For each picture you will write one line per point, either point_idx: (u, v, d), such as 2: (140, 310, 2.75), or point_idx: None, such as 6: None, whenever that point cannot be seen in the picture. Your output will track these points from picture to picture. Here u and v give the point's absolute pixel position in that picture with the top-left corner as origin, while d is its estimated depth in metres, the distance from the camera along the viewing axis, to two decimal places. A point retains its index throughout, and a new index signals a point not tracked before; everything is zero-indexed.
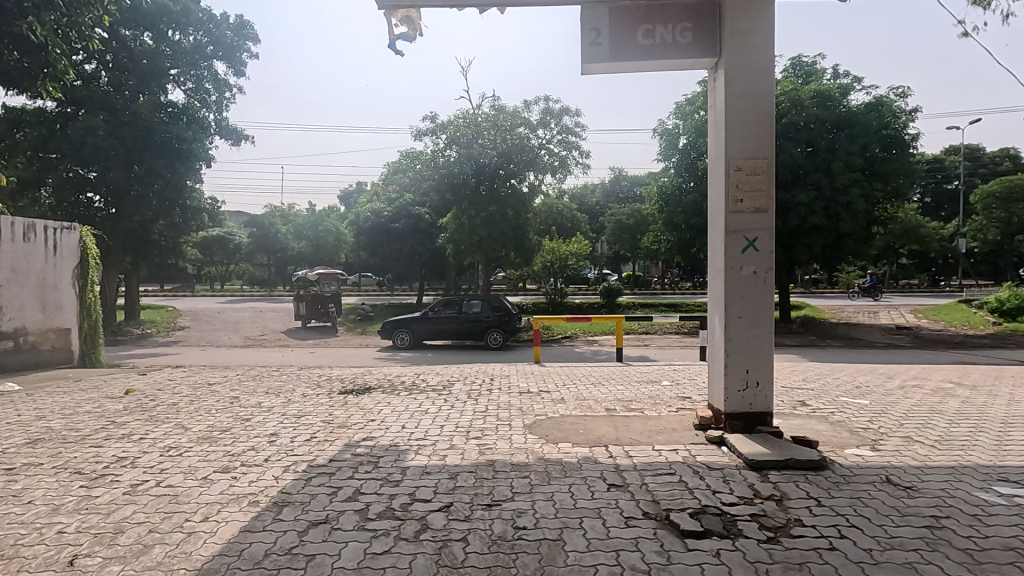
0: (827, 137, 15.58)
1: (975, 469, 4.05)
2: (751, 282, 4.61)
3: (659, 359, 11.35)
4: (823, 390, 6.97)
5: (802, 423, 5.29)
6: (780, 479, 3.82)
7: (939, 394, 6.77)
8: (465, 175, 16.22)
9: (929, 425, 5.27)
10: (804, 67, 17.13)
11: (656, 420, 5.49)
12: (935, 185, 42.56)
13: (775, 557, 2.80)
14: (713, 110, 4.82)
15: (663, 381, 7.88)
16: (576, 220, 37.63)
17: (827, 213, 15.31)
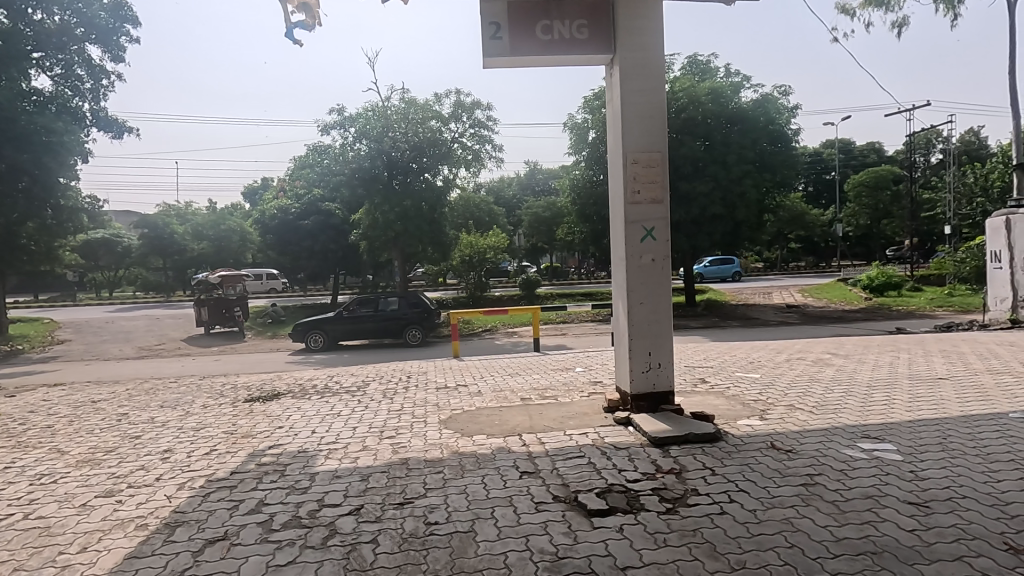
0: (722, 132, 16.69)
1: (845, 429, 4.54)
2: (650, 269, 4.86)
3: (575, 347, 11.72)
4: (721, 367, 7.53)
5: (701, 399, 5.68)
6: (680, 453, 4.08)
7: (818, 364, 7.53)
8: (376, 170, 15.85)
9: (808, 393, 5.85)
10: (700, 65, 18.22)
11: (569, 406, 5.66)
12: (817, 175, 46.88)
13: (672, 526, 2.98)
14: (610, 107, 5.02)
15: (577, 368, 8.14)
16: (493, 213, 37.75)
17: (724, 202, 16.43)
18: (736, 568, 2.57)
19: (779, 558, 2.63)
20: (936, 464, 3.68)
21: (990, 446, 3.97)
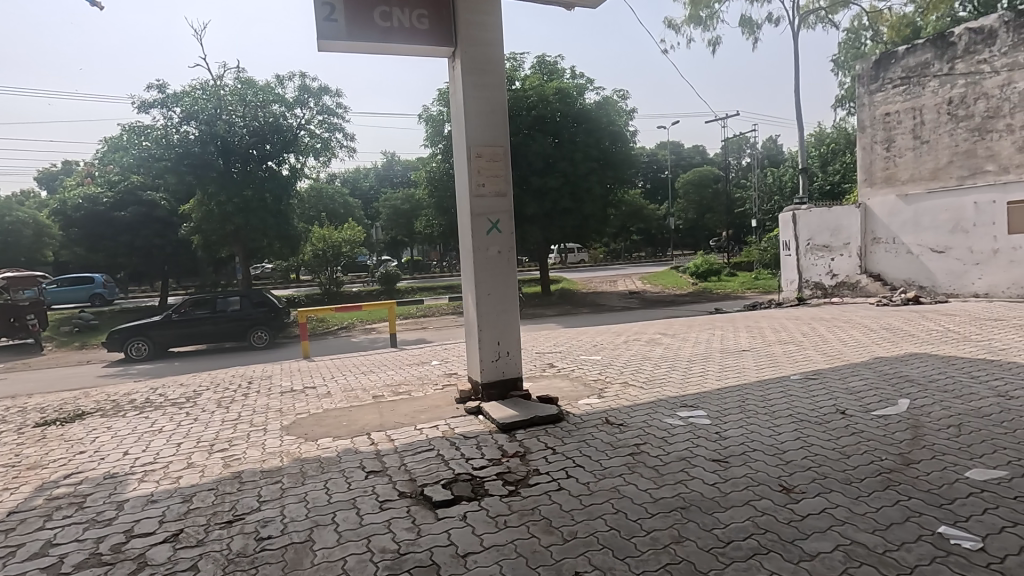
0: (570, 130, 17.67)
1: (668, 400, 5.10)
2: (497, 261, 4.98)
3: (433, 341, 11.66)
4: (568, 351, 8.02)
5: (548, 383, 6.00)
6: (525, 436, 4.26)
7: (650, 344, 8.36)
8: (210, 156, 14.10)
9: (640, 370, 6.46)
10: (548, 66, 19.12)
11: (422, 400, 5.62)
12: (654, 174, 51.95)
13: (513, 507, 3.11)
14: (453, 100, 5.02)
15: (433, 361, 8.12)
16: (348, 205, 36.10)
17: (573, 197, 17.43)
18: (568, 539, 2.74)
19: (606, 524, 2.86)
20: (735, 424, 4.30)
21: (775, 405, 4.74)
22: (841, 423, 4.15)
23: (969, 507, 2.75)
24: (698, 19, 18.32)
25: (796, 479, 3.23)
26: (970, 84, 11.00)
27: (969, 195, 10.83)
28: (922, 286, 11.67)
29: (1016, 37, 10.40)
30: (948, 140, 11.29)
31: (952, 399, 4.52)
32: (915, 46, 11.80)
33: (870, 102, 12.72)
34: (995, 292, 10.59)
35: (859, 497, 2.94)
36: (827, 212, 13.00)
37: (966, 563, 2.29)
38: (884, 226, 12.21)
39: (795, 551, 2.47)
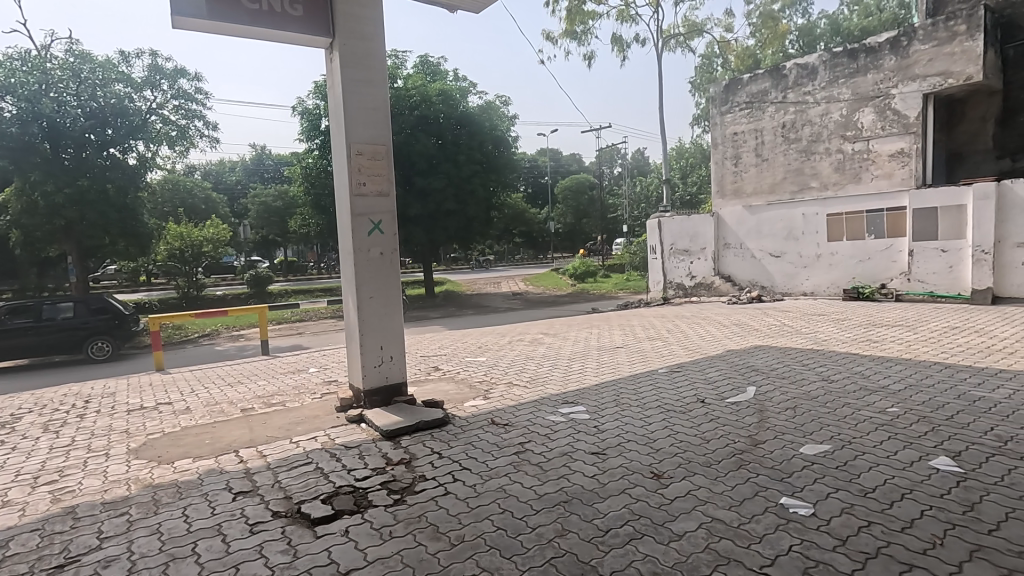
0: (453, 132, 17.67)
1: (551, 398, 5.28)
2: (379, 262, 4.81)
3: (309, 346, 11.00)
4: (453, 354, 8.00)
5: (433, 387, 5.92)
6: (411, 442, 4.17)
7: (533, 343, 8.61)
8: (34, 141, 12.07)
9: (524, 370, 6.61)
10: (430, 66, 18.97)
11: (297, 411, 5.26)
12: (534, 179, 53.85)
13: (398, 517, 3.02)
14: (331, 93, 4.77)
15: (310, 369, 7.65)
16: (210, 200, 32.84)
17: (457, 199, 17.42)
18: (455, 543, 2.72)
19: (493, 524, 2.88)
20: (610, 418, 4.58)
21: (646, 397, 5.12)
22: (700, 411, 4.59)
23: (803, 479, 3.17)
24: (574, 33, 19.30)
25: (665, 466, 3.50)
26: (799, 112, 12.78)
27: (798, 207, 12.40)
28: (764, 286, 13.20)
29: (831, 74, 12.21)
30: (783, 159, 13.04)
31: (789, 385, 5.20)
32: (756, 74, 13.46)
33: (721, 122, 14.31)
34: (819, 290, 12.22)
35: (717, 478, 3.27)
36: (687, 220, 14.32)
37: (802, 528, 2.63)
38: (733, 233, 13.67)
39: (665, 533, 2.68)
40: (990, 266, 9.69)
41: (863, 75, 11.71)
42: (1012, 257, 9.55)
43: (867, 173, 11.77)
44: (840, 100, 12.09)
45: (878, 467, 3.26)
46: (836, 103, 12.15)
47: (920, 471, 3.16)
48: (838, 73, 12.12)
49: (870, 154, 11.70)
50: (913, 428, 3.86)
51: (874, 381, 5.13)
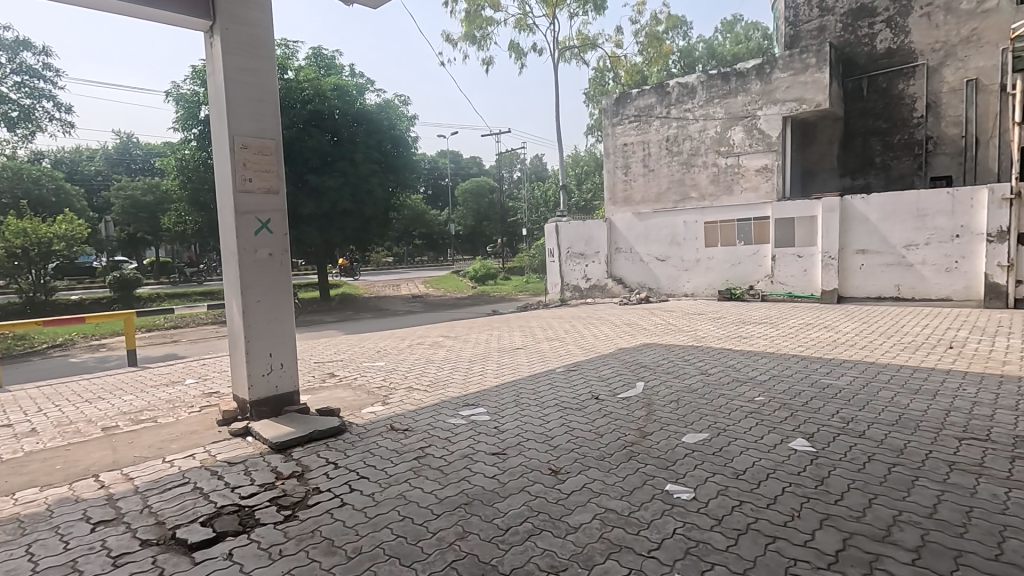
0: (349, 130, 17.08)
1: (452, 401, 5.27)
2: (267, 264, 4.51)
3: (186, 355, 10.04)
4: (350, 359, 7.70)
5: (328, 394, 5.67)
6: (303, 454, 3.95)
7: (433, 346, 8.53)
8: None
9: (423, 373, 6.54)
10: (325, 59, 18.18)
11: (172, 426, 4.78)
12: (434, 180, 53.51)
13: (289, 534, 2.84)
14: (211, 80, 4.40)
15: (187, 379, 6.98)
16: (63, 192, 28.90)
17: (354, 198, 16.76)
18: (352, 556, 2.61)
19: (392, 533, 2.81)
20: (510, 418, 4.65)
21: (544, 396, 5.28)
22: (595, 407, 4.81)
23: (686, 465, 3.44)
24: (473, 37, 19.45)
25: (562, 461, 3.63)
26: (681, 127, 13.88)
27: (680, 215, 13.29)
28: (651, 288, 14.09)
29: (707, 94, 13.37)
30: (666, 170, 14.23)
31: (673, 379, 5.62)
32: (643, 90, 14.44)
33: (612, 133, 15.20)
34: (698, 291, 13.26)
35: (609, 469, 3.45)
36: (582, 225, 14.94)
37: (684, 511, 2.85)
38: (623, 237, 14.39)
39: (562, 526, 2.77)
40: (835, 269, 11.11)
41: (734, 96, 12.93)
42: (852, 262, 10.99)
43: (738, 185, 13.09)
44: (715, 118, 13.28)
45: (748, 451, 3.62)
46: (712, 121, 13.33)
47: (781, 452, 3.55)
48: (713, 94, 13.27)
49: (739, 168, 13.00)
50: (776, 414, 4.33)
51: (745, 373, 5.69)
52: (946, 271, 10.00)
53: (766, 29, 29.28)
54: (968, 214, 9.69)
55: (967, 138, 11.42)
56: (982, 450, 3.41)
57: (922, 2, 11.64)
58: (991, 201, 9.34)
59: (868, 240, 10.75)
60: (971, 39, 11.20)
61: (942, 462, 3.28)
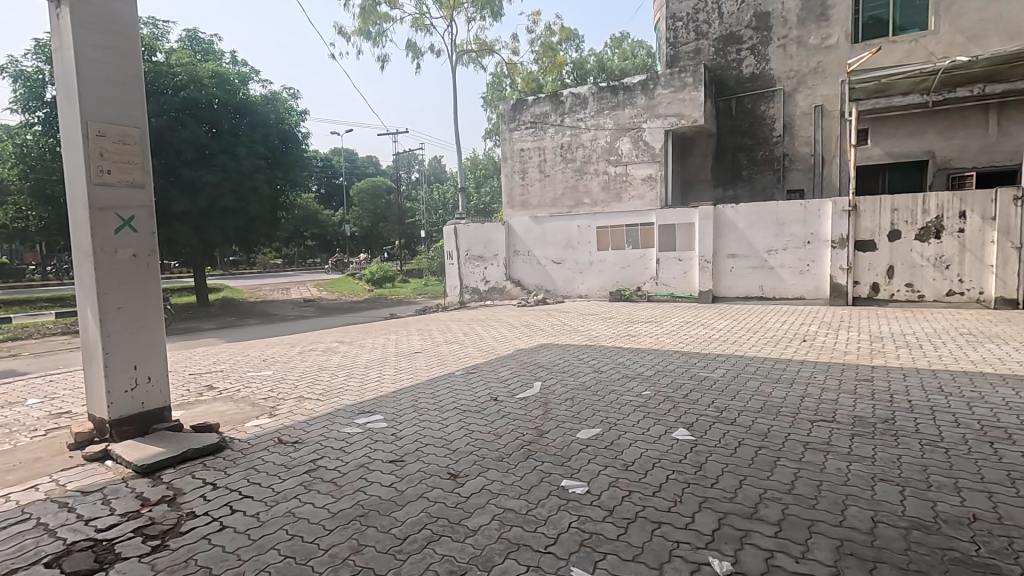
0: (229, 121, 15.84)
1: (347, 409, 5.05)
2: (130, 266, 4.04)
3: (29, 372, 8.71)
4: (231, 369, 7.11)
5: (206, 408, 5.19)
6: (175, 476, 3.58)
7: (326, 352, 8.14)
8: None
9: (315, 381, 6.21)
10: (201, 43, 16.74)
11: (8, 455, 4.11)
12: (327, 178, 51.23)
13: (158, 567, 2.55)
14: (58, 55, 3.86)
15: (30, 399, 6.05)
16: None
17: (236, 195, 15.48)
18: None
19: (279, 554, 2.63)
20: (408, 423, 4.55)
21: (443, 399, 5.23)
22: (494, 408, 4.85)
23: (580, 461, 3.57)
24: (368, 33, 18.88)
25: (461, 464, 3.62)
26: (574, 135, 14.48)
27: (574, 219, 13.81)
28: (548, 290, 14.51)
29: (598, 105, 14.04)
30: (561, 176, 14.79)
31: (568, 377, 5.83)
32: (538, 98, 14.88)
33: (509, 138, 15.52)
34: (591, 293, 13.88)
35: (508, 469, 3.49)
36: (481, 228, 15.04)
37: (579, 505, 2.95)
38: (521, 240, 14.68)
39: (461, 530, 2.76)
40: (711, 272, 12.14)
41: (622, 108, 13.67)
42: (724, 265, 12.09)
43: (626, 193, 13.91)
44: (605, 128, 13.99)
45: (636, 443, 3.83)
46: (602, 131, 14.03)
47: (666, 442, 3.81)
48: (603, 105, 13.95)
49: (627, 176, 13.84)
50: (661, 406, 4.65)
51: (634, 369, 6.05)
52: (801, 273, 11.29)
53: (649, 47, 31.39)
54: (817, 223, 11.02)
55: (816, 156, 13.01)
56: (829, 429, 3.91)
57: (779, 34, 13.12)
58: (835, 212, 10.72)
59: (737, 245, 11.88)
60: (818, 70, 12.81)
61: (798, 442, 3.70)
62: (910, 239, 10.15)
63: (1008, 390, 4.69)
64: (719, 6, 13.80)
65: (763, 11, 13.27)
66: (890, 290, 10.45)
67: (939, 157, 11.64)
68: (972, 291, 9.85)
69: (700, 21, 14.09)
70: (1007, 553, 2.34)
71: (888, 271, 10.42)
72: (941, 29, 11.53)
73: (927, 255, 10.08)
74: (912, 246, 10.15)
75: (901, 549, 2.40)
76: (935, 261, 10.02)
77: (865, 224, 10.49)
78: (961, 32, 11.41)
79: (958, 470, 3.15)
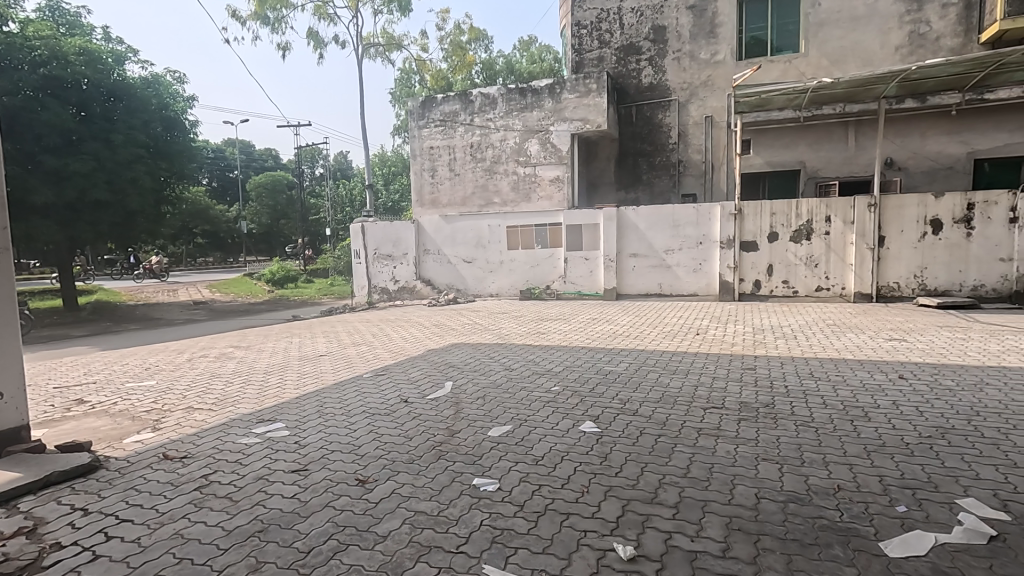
0: (102, 105, 14.22)
1: (243, 418, 4.72)
2: None
3: None
4: (106, 380, 6.39)
5: (75, 425, 4.62)
6: (35, 504, 3.15)
7: (220, 359, 7.56)
8: None
9: (207, 390, 5.74)
10: (65, 15, 14.91)
11: None
12: (220, 171, 47.63)
13: None
14: None
15: None
16: None
17: (110, 187, 13.92)
18: None
19: None
20: (312, 430, 4.34)
21: (350, 404, 5.04)
22: (404, 410, 4.76)
23: (492, 459, 3.59)
24: (265, 19, 17.77)
25: (369, 469, 3.51)
26: (483, 135, 14.55)
27: (484, 219, 13.87)
28: (459, 289, 14.45)
29: (507, 106, 14.20)
30: (471, 176, 14.81)
31: (479, 376, 5.86)
32: (447, 96, 14.79)
33: (419, 135, 15.30)
34: (502, 291, 14.02)
35: (419, 472, 3.43)
36: (389, 226, 14.70)
37: (491, 502, 2.97)
38: (431, 239, 14.50)
39: (370, 537, 2.67)
40: (615, 271, 12.72)
41: (530, 111, 13.93)
42: (627, 264, 12.71)
43: (535, 194, 14.20)
44: (514, 130, 14.19)
45: (546, 438, 3.92)
46: (511, 132, 14.22)
47: (573, 436, 3.93)
48: (512, 106, 14.13)
49: (536, 177, 14.14)
50: (569, 401, 4.80)
51: (543, 366, 6.20)
52: (694, 271, 12.13)
53: (557, 53, 32.26)
54: (708, 225, 11.89)
55: (707, 163, 14.03)
56: (719, 415, 4.23)
57: (674, 47, 14.00)
58: (723, 215, 11.63)
59: (638, 244, 12.53)
60: (708, 83, 13.82)
61: (693, 429, 3.97)
62: (787, 241, 11.24)
63: (863, 373, 5.35)
64: (620, 18, 14.48)
65: (660, 25, 14.09)
66: (770, 287, 11.51)
67: (809, 167, 13.01)
68: (836, 287, 11.09)
69: (603, 31, 14.69)
70: (865, 517, 2.66)
71: (769, 269, 11.47)
72: (810, 53, 12.88)
73: (800, 254, 11.21)
74: (788, 247, 11.25)
75: (780, 521, 2.65)
76: (806, 260, 11.16)
77: (749, 226, 11.48)
78: (826, 57, 12.81)
79: (826, 446, 3.55)
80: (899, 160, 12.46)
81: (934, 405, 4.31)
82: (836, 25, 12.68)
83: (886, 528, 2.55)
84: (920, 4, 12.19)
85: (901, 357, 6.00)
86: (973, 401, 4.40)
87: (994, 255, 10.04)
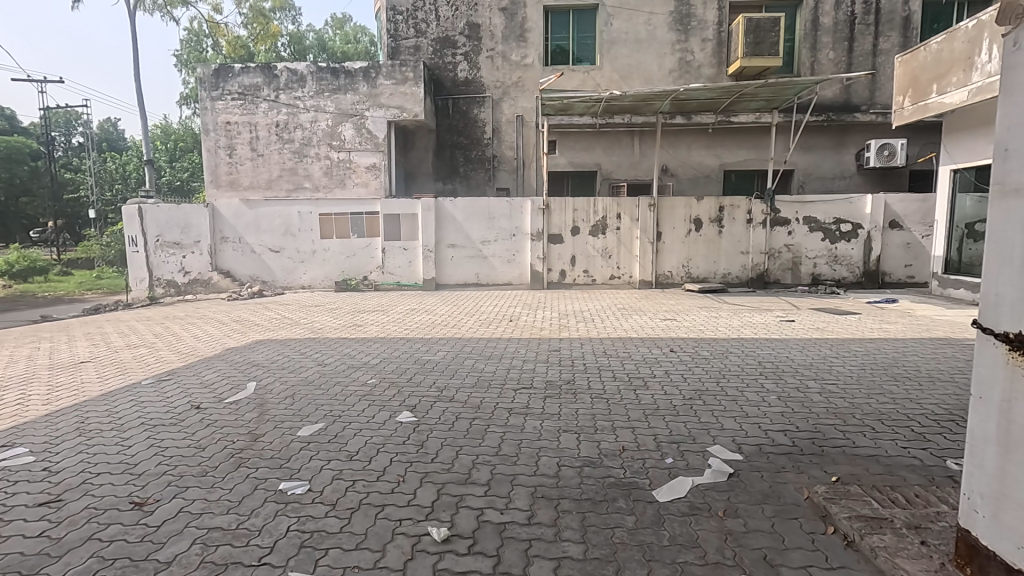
0: None
1: None
2: None
3: None
4: None
5: None
6: None
7: None
8: None
9: None
10: None
11: None
12: None
13: None
14: None
15: None
16: None
17: None
18: None
19: None
20: (69, 452, 3.59)
21: (124, 415, 4.29)
22: (195, 418, 4.20)
23: (300, 460, 3.36)
24: None
25: (149, 490, 3.02)
26: (291, 115, 13.43)
27: (293, 205, 12.83)
28: (265, 281, 13.18)
29: (317, 86, 13.28)
30: (277, 157, 13.59)
31: (287, 374, 5.44)
32: (247, 67, 13.28)
33: (212, 107, 13.51)
34: (315, 283, 13.14)
35: (213, 484, 3.07)
36: (176, 210, 12.75)
37: (299, 506, 2.79)
38: (230, 226, 12.94)
39: (150, 567, 2.32)
40: (433, 261, 12.81)
41: (343, 93, 13.23)
42: (445, 254, 12.88)
43: (350, 180, 13.57)
44: (326, 111, 13.34)
45: (361, 432, 3.81)
46: (323, 114, 13.35)
47: (390, 427, 3.89)
48: (323, 87, 13.25)
49: (350, 164, 13.53)
50: (386, 392, 4.73)
51: (359, 359, 5.99)
52: (508, 262, 12.81)
53: (372, 36, 31.22)
54: (520, 218, 12.62)
55: (518, 160, 14.84)
56: (529, 395, 4.56)
57: (487, 46, 14.51)
58: (533, 209, 12.44)
59: (456, 236, 12.78)
60: (518, 84, 14.61)
61: (505, 410, 4.20)
62: (587, 234, 12.50)
63: (644, 349, 6.22)
64: (436, 9, 14.51)
65: (474, 21, 14.47)
66: (573, 275, 12.69)
67: (604, 169, 14.59)
68: (625, 275, 12.66)
69: (418, 20, 14.58)
70: (643, 472, 3.11)
71: (572, 259, 12.63)
72: (604, 67, 14.43)
73: (597, 247, 12.55)
74: (588, 240, 12.51)
75: (577, 484, 2.97)
76: (602, 252, 12.55)
77: (556, 220, 12.48)
78: (616, 71, 14.46)
79: (614, 414, 4.06)
80: (672, 167, 14.67)
81: (694, 372, 5.24)
82: (624, 45, 14.38)
83: (657, 479, 3.02)
84: (686, 36, 14.42)
85: (672, 334, 7.11)
86: (720, 366, 5.44)
87: (738, 249, 12.41)
